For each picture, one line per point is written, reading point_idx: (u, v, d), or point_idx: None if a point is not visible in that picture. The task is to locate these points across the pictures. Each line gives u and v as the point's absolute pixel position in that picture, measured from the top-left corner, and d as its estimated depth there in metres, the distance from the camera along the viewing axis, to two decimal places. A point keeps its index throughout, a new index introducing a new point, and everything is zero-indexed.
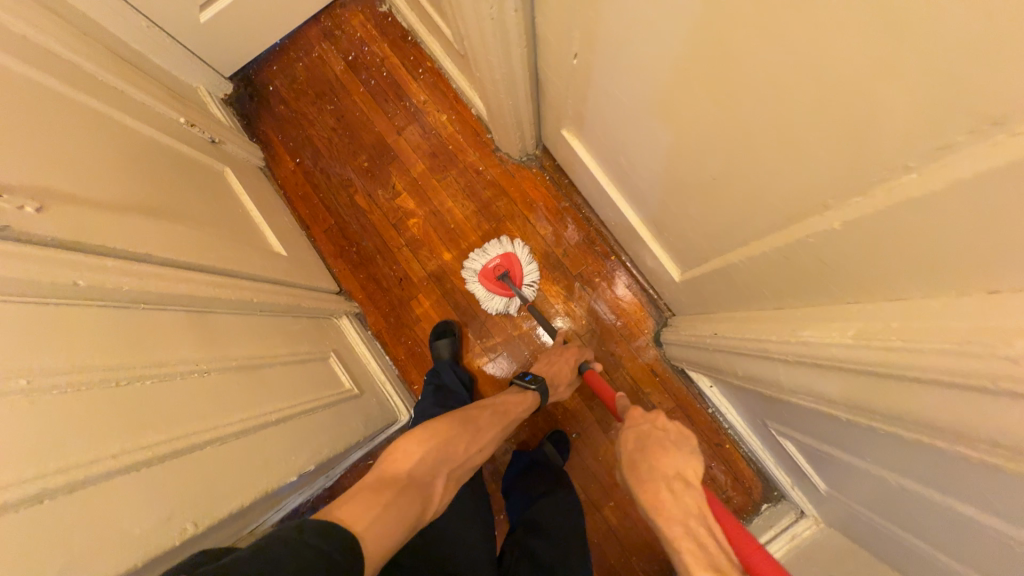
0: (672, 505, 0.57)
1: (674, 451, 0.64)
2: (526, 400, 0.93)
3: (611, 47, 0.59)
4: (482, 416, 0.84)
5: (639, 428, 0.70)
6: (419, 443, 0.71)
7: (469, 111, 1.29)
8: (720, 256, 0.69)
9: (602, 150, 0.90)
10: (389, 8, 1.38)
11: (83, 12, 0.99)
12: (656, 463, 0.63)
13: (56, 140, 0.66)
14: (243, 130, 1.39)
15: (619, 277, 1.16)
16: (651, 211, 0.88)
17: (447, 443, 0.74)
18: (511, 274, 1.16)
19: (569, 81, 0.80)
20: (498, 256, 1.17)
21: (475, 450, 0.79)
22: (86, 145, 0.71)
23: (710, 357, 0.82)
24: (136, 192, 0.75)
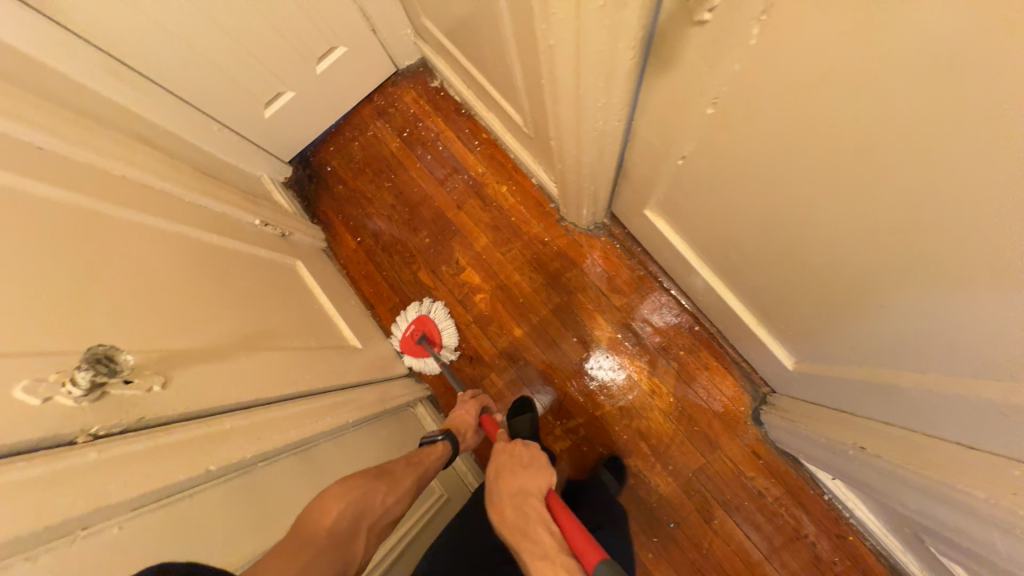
0: (512, 519, 0.70)
1: (520, 472, 0.77)
2: (436, 448, 0.83)
3: (745, 162, 0.55)
4: (397, 465, 0.73)
5: (498, 459, 0.82)
6: (336, 491, 0.60)
7: (530, 180, 1.27)
8: (877, 369, 0.61)
9: (696, 234, 0.84)
10: (441, 82, 1.38)
11: (161, 127, 1.02)
12: (506, 484, 0.76)
13: (159, 287, 0.65)
14: (305, 213, 1.41)
15: (670, 313, 1.12)
16: (764, 297, 0.79)
17: (365, 493, 0.63)
18: (428, 334, 1.21)
19: (665, 175, 0.75)
20: (411, 322, 1.23)
21: (395, 501, 0.67)
22: (183, 280, 0.71)
23: (849, 465, 0.73)
24: (230, 321, 0.74)
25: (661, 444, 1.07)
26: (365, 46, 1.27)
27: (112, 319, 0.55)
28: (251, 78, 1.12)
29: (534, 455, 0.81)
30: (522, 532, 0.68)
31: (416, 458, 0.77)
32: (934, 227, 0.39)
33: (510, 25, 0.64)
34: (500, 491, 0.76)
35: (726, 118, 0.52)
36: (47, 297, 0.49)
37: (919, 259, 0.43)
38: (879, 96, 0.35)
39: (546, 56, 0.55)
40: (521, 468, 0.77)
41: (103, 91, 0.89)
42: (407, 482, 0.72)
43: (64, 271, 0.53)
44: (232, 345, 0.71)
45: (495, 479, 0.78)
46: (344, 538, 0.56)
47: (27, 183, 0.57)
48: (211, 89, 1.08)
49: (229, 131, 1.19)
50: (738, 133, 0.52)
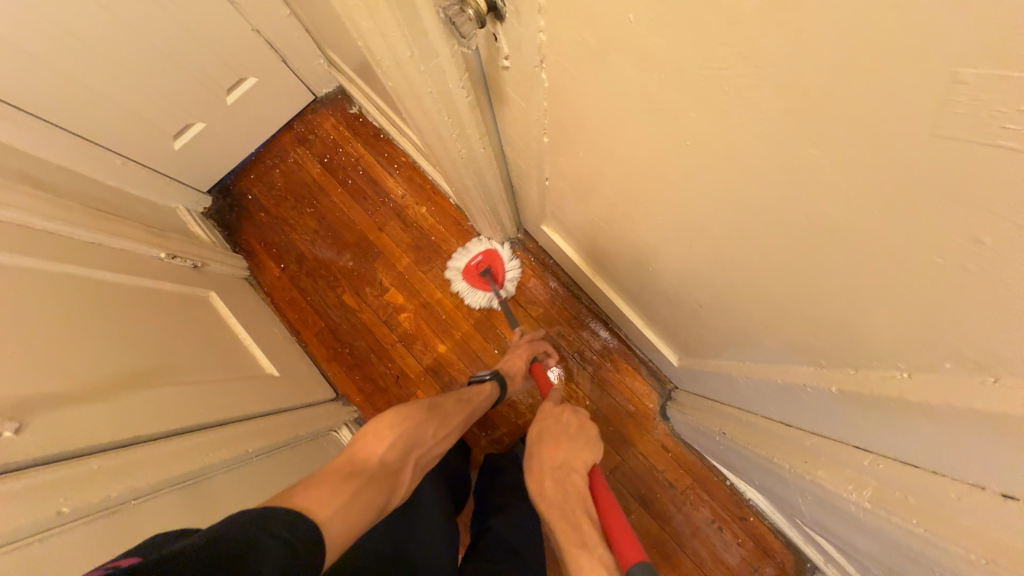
0: (554, 491, 0.73)
1: (565, 445, 0.81)
2: (484, 390, 0.96)
3: (585, 183, 0.61)
4: (449, 403, 0.87)
5: (547, 426, 0.87)
6: (392, 427, 0.73)
7: (448, 201, 1.31)
8: (721, 364, 0.69)
9: (583, 246, 0.91)
10: (359, 108, 1.42)
11: (54, 163, 1.00)
12: (550, 457, 0.80)
13: (29, 333, 0.64)
14: (225, 242, 1.39)
15: (585, 320, 1.18)
16: (646, 302, 0.85)
17: (417, 430, 0.77)
18: (492, 271, 1.18)
19: (544, 195, 0.81)
20: (479, 254, 1.20)
21: (442, 435, 0.82)
22: (62, 323, 0.70)
23: (719, 449, 0.82)
24: (117, 360, 0.74)
25: None
26: (277, 77, 1.29)
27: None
28: (155, 111, 1.12)
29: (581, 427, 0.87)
30: (559, 506, 0.71)
31: (468, 399, 0.91)
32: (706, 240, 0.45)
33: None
34: (542, 462, 0.79)
35: (558, 148, 0.58)
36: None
37: (707, 265, 0.49)
38: (634, 134, 0.41)
39: (398, 98, 0.60)
40: (569, 440, 0.82)
41: None
42: (457, 416, 0.87)
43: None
44: (115, 386, 0.70)
45: (538, 449, 0.82)
46: (392, 469, 0.68)
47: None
48: (112, 123, 1.07)
49: (135, 164, 1.17)
50: (570, 159, 0.58)
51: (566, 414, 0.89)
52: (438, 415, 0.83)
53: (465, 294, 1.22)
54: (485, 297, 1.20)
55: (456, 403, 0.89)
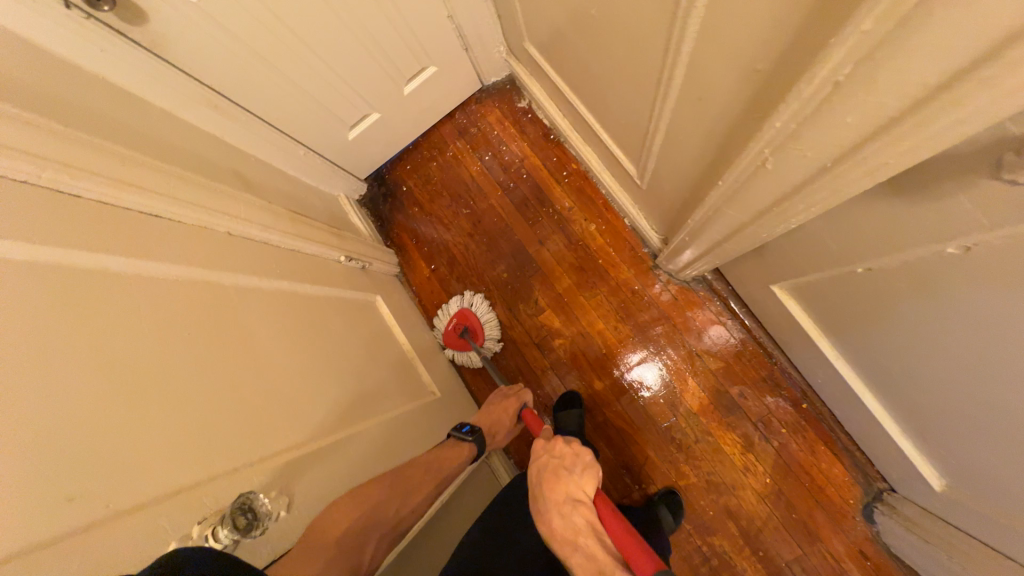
0: (561, 524, 0.66)
1: (564, 476, 0.72)
2: (460, 452, 0.83)
3: (982, 310, 0.45)
4: (418, 469, 0.75)
5: (542, 463, 0.76)
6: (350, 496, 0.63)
7: (622, 221, 1.17)
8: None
9: (841, 329, 0.73)
10: (529, 103, 1.29)
11: (252, 156, 0.99)
12: (552, 491, 0.71)
13: (261, 374, 0.62)
14: (378, 234, 1.37)
15: (720, 331, 1.07)
16: (935, 419, 0.67)
17: (376, 502, 0.65)
18: (471, 329, 1.19)
19: (826, 274, 0.64)
20: (454, 316, 1.21)
21: (407, 510, 0.69)
22: (282, 355, 0.68)
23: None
24: (328, 397, 0.71)
25: (752, 526, 0.99)
26: (455, 65, 1.18)
27: (221, 427, 0.52)
28: (340, 101, 1.07)
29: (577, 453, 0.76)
30: (571, 540, 0.64)
31: (437, 465, 0.78)
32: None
33: (682, 104, 0.54)
34: (546, 496, 0.70)
35: (978, 268, 0.41)
36: (164, 414, 0.47)
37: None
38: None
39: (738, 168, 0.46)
40: (567, 468, 0.73)
41: (201, 126, 0.86)
42: (426, 487, 0.74)
43: (178, 377, 0.50)
44: (330, 431, 0.67)
45: (539, 487, 0.73)
46: (356, 545, 0.60)
47: (146, 268, 0.54)
48: (302, 114, 1.03)
49: (313, 153, 1.15)
50: (992, 285, 0.41)
51: (557, 444, 0.78)
52: (401, 485, 0.70)
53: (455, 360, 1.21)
54: (473, 358, 1.19)
55: (423, 469, 0.76)
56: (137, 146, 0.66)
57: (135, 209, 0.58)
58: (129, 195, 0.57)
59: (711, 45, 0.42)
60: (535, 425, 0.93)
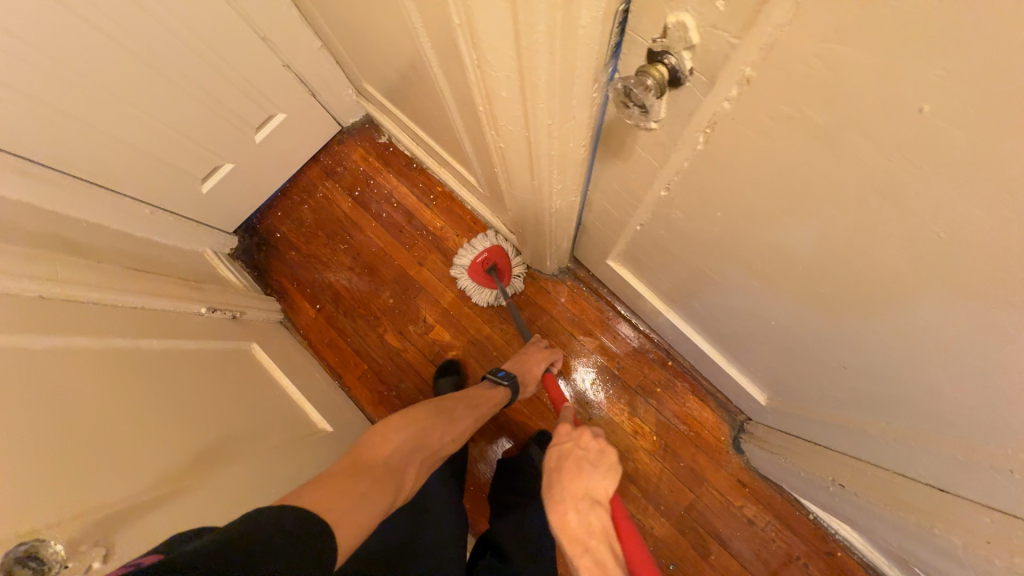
0: (573, 520, 0.64)
1: (588, 473, 0.69)
2: (496, 396, 0.95)
3: (701, 235, 0.56)
4: (457, 407, 0.87)
5: (565, 451, 0.75)
6: (399, 428, 0.75)
7: (490, 230, 1.26)
8: (866, 424, 0.64)
9: (659, 284, 0.86)
10: (388, 137, 1.36)
11: (84, 220, 0.94)
12: (569, 484, 0.69)
13: (72, 436, 0.58)
14: (256, 284, 1.33)
15: (621, 329, 1.16)
16: (738, 341, 0.80)
17: (425, 433, 0.77)
18: (498, 267, 1.15)
19: (626, 238, 0.76)
20: (484, 249, 1.15)
21: (449, 440, 0.82)
22: (106, 413, 0.64)
23: (834, 501, 0.79)
24: (172, 450, 0.68)
25: (651, 484, 1.07)
26: (306, 110, 1.23)
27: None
28: (183, 155, 1.06)
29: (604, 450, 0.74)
30: (581, 540, 0.62)
31: (478, 404, 0.91)
32: (902, 318, 0.41)
33: (461, 111, 0.64)
34: (565, 487, 0.68)
35: (678, 202, 0.53)
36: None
37: (891, 335, 0.45)
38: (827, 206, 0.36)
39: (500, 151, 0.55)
40: (590, 467, 0.70)
41: (13, 194, 0.81)
42: (464, 423, 0.86)
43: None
44: (163, 488, 0.63)
45: (557, 475, 0.71)
46: (396, 468, 0.69)
47: None
48: (139, 172, 1.01)
49: (163, 211, 1.11)
50: (691, 213, 0.53)
51: (585, 437, 0.76)
52: (444, 420, 0.83)
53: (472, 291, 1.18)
54: (493, 295, 1.17)
55: (464, 407, 0.88)
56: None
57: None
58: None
59: (444, 56, 0.51)
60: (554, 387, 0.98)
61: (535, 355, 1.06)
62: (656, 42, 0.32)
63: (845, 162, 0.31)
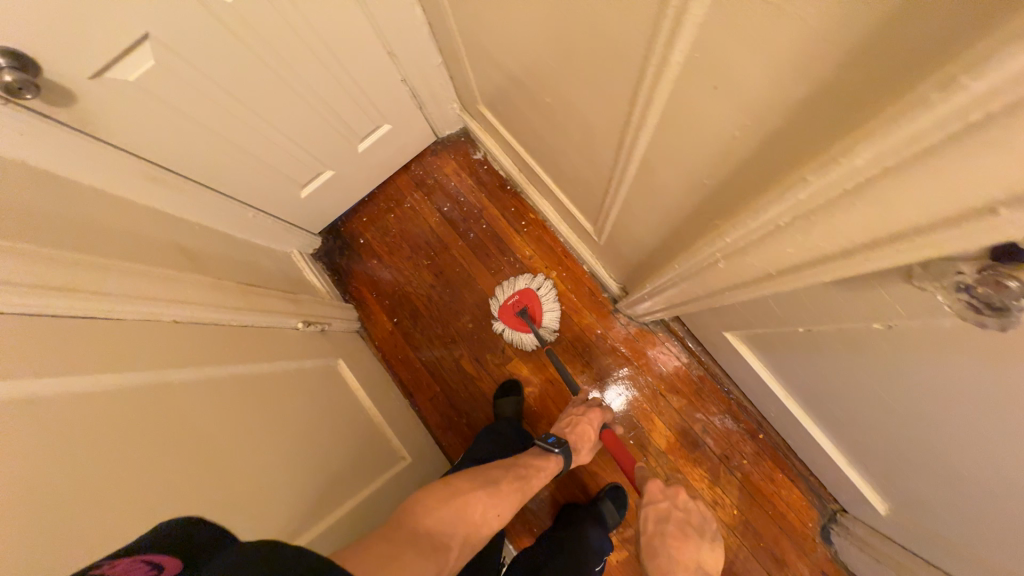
0: None
1: (694, 542, 0.85)
2: (549, 464, 0.89)
3: (903, 371, 0.51)
4: (504, 480, 0.80)
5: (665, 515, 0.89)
6: (439, 498, 0.69)
7: (581, 267, 1.22)
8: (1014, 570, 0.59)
9: (787, 372, 0.80)
10: (484, 154, 1.32)
11: (197, 225, 0.94)
12: (679, 555, 0.83)
13: (197, 488, 0.57)
14: (335, 289, 1.33)
15: (708, 388, 1.11)
16: (871, 451, 0.74)
17: (465, 509, 0.70)
18: (530, 310, 1.19)
19: (771, 330, 0.70)
20: (515, 293, 1.21)
21: (497, 514, 0.74)
22: (228, 457, 0.63)
23: None
24: (279, 494, 0.68)
25: (725, 558, 1.03)
26: (409, 121, 1.20)
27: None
28: (291, 163, 1.04)
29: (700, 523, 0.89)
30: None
31: (525, 475, 0.84)
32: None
33: (636, 187, 0.59)
34: (664, 547, 0.84)
35: (897, 342, 0.47)
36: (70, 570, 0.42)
37: None
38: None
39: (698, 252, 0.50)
40: (695, 534, 0.86)
41: (136, 200, 0.81)
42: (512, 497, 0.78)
43: (79, 523, 0.44)
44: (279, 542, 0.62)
45: (664, 543, 0.84)
46: (437, 543, 0.62)
47: (90, 381, 0.52)
48: (250, 177, 0.99)
49: (263, 215, 1.10)
50: (907, 355, 0.47)
51: (683, 498, 0.90)
52: (491, 493, 0.75)
53: (504, 336, 1.21)
54: (528, 339, 1.18)
55: (510, 478, 0.81)
56: (61, 238, 0.60)
57: (50, 313, 0.52)
58: (43, 298, 0.52)
59: (663, 149, 0.46)
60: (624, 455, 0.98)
61: (586, 414, 1.02)
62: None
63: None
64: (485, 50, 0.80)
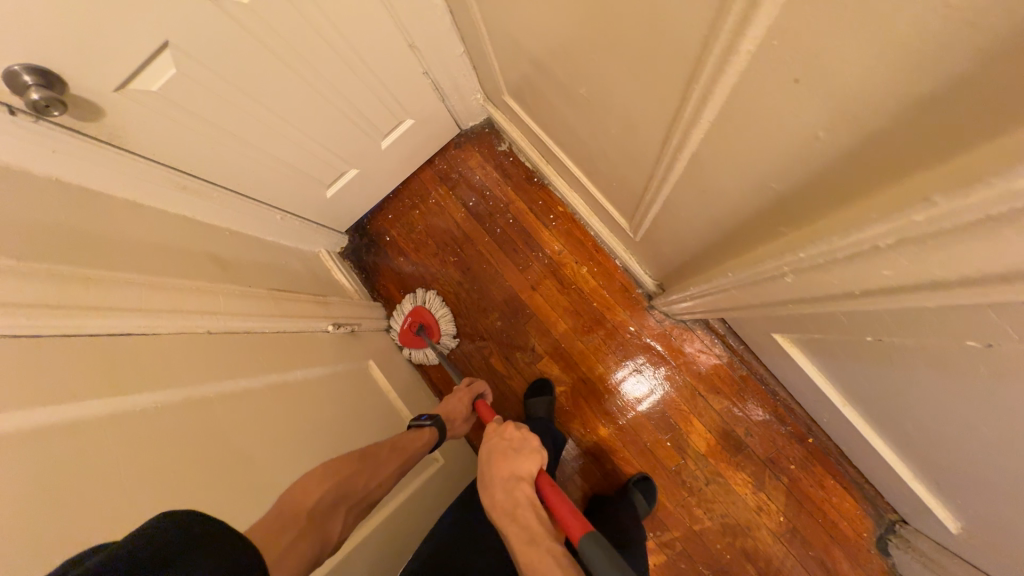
0: (502, 500, 0.73)
1: (514, 456, 0.79)
2: (423, 434, 0.88)
3: (1002, 392, 0.44)
4: (381, 450, 0.78)
5: (491, 444, 0.83)
6: (320, 476, 0.65)
7: (613, 261, 1.16)
8: None
9: (847, 379, 0.73)
10: (509, 145, 1.27)
11: (226, 231, 0.95)
12: (496, 468, 0.78)
13: (237, 503, 0.58)
14: (363, 287, 1.33)
15: (750, 389, 1.04)
16: (944, 466, 0.67)
17: (348, 481, 0.68)
18: (426, 326, 1.22)
19: (833, 336, 0.64)
20: (408, 314, 1.23)
21: (377, 484, 0.72)
22: (265, 468, 0.64)
23: None
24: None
25: (770, 567, 0.98)
26: (433, 115, 1.16)
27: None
28: (316, 164, 1.03)
29: (525, 437, 0.82)
30: (510, 512, 0.71)
31: (402, 447, 0.82)
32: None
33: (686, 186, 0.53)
34: (491, 471, 0.78)
35: (1001, 363, 0.41)
36: None
37: None
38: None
39: (770, 261, 0.45)
40: (514, 452, 0.79)
41: (166, 208, 0.81)
42: (390, 465, 0.77)
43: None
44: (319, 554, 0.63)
45: (487, 465, 0.80)
46: (321, 516, 0.60)
47: (135, 400, 0.53)
48: (277, 180, 0.99)
49: (291, 216, 1.10)
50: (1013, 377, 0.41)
51: (508, 428, 0.84)
52: (368, 463, 0.73)
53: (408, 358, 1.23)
54: (428, 354, 1.21)
55: (388, 447, 0.80)
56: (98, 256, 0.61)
57: (88, 333, 0.53)
58: (80, 320, 0.52)
59: (732, 146, 0.41)
60: (487, 414, 0.98)
61: (456, 394, 1.03)
62: None
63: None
64: (512, 38, 0.75)
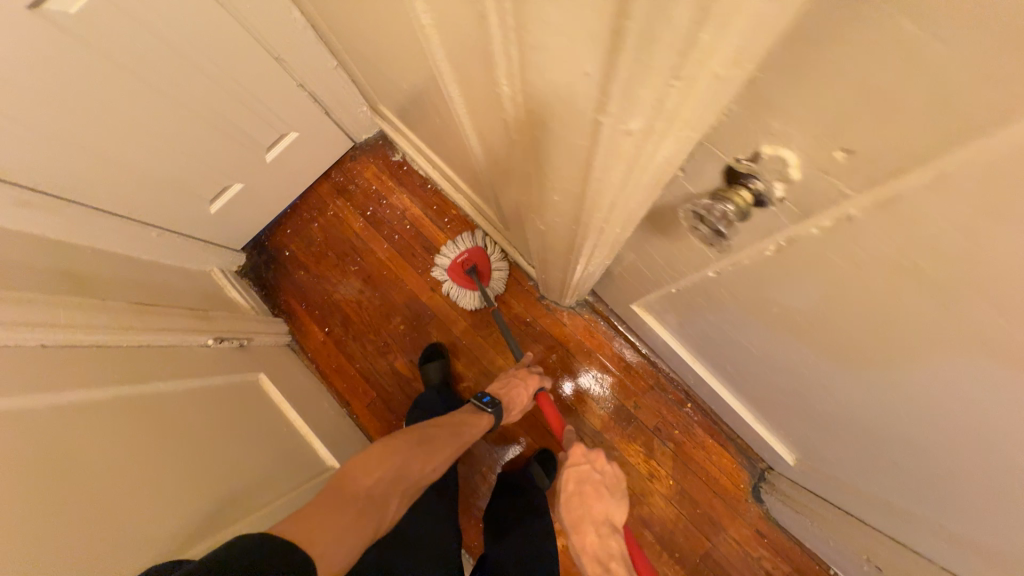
0: (596, 545, 0.77)
1: (606, 499, 0.84)
2: (481, 422, 0.94)
3: (747, 314, 0.53)
4: (440, 435, 0.85)
5: (582, 473, 0.87)
6: (382, 459, 0.73)
7: (506, 258, 1.22)
8: (889, 496, 0.61)
9: (688, 336, 0.82)
10: (402, 155, 1.32)
11: (88, 249, 0.91)
12: (588, 508, 0.83)
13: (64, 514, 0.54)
14: (263, 303, 1.30)
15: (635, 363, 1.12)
16: (768, 399, 0.76)
17: (407, 462, 0.76)
18: (479, 270, 1.15)
19: (657, 295, 0.72)
20: (466, 250, 1.14)
21: (431, 468, 0.80)
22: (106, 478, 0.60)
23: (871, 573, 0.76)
24: (173, 513, 0.65)
25: (665, 530, 1.04)
26: (319, 127, 1.19)
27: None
28: (191, 179, 1.02)
29: (617, 481, 0.88)
30: (603, 562, 0.75)
31: (459, 430, 0.90)
32: (937, 406, 0.39)
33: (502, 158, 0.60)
34: (585, 513, 0.82)
35: (728, 286, 0.49)
36: None
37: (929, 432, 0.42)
38: (945, 368, 0.35)
39: (546, 220, 0.52)
40: (608, 494, 0.85)
41: (4, 224, 0.76)
42: (448, 450, 0.86)
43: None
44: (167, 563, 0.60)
45: (578, 500, 0.85)
46: (377, 502, 0.69)
47: None
48: (145, 196, 0.97)
49: (170, 233, 1.07)
50: (741, 297, 0.49)
51: (602, 462, 0.89)
52: (424, 448, 0.80)
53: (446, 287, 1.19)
54: (469, 294, 1.18)
55: (448, 432, 0.87)
56: None
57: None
58: None
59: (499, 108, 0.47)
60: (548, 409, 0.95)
61: (520, 377, 1.04)
62: (741, 163, 0.31)
63: (960, 314, 0.29)
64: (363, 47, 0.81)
